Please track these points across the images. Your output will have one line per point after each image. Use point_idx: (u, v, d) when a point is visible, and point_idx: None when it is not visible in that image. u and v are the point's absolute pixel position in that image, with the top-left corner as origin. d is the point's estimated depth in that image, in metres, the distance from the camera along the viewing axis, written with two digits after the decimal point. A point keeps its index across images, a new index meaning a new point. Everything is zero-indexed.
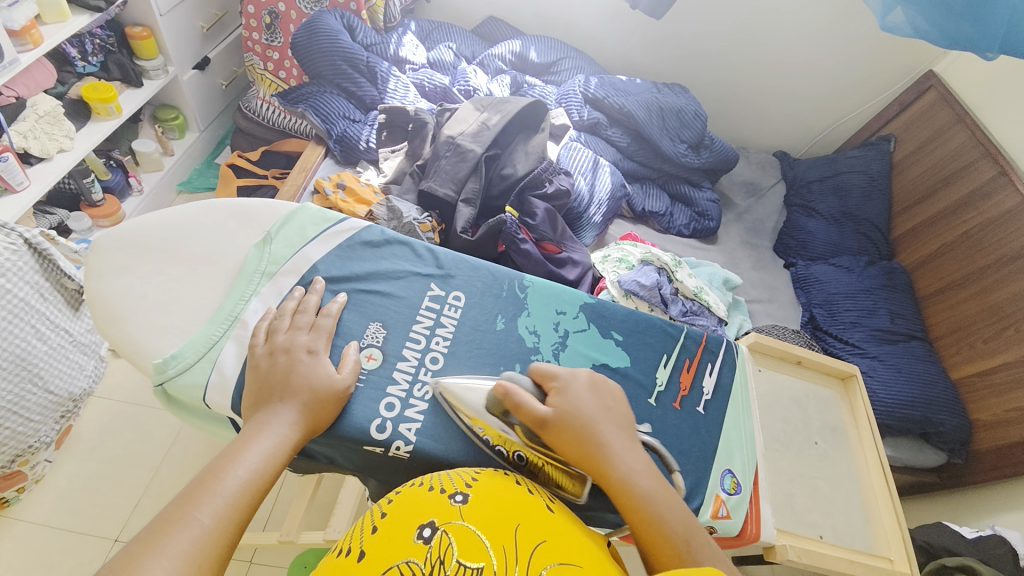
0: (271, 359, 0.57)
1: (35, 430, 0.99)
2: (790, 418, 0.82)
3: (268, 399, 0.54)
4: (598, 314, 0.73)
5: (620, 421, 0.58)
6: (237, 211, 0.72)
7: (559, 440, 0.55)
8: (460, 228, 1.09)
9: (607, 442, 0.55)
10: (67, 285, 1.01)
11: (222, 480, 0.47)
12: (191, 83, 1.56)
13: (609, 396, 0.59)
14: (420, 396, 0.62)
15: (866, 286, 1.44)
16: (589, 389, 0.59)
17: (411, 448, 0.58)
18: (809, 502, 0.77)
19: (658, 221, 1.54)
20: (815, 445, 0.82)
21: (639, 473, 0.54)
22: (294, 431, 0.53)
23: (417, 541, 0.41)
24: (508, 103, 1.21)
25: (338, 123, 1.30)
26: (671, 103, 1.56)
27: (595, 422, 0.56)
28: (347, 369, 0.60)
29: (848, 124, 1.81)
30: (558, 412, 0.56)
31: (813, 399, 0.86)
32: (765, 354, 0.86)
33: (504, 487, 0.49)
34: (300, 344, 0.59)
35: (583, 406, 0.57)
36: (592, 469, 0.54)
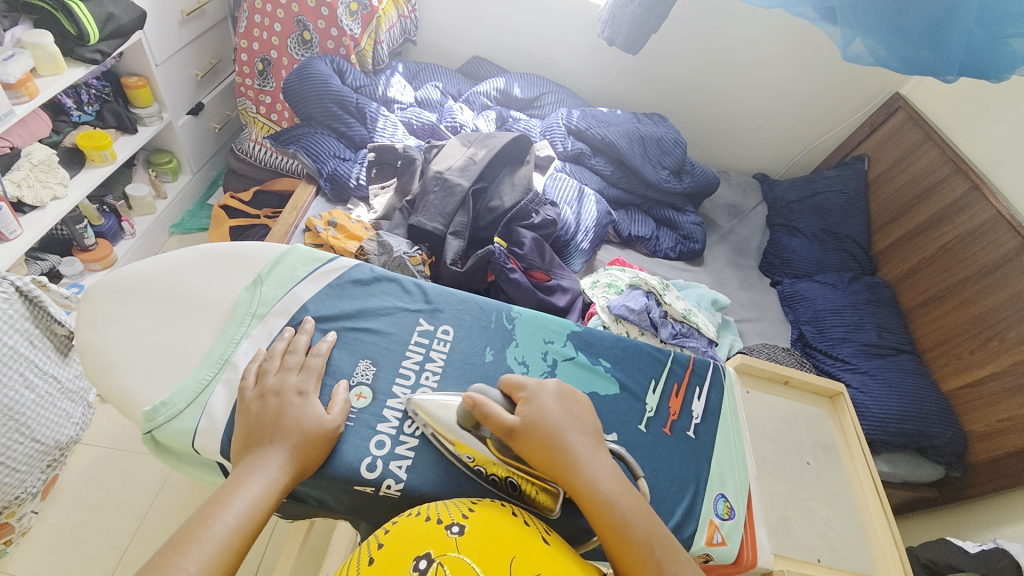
0: (261, 403, 0.57)
1: (21, 480, 0.97)
2: (781, 439, 0.83)
3: (258, 442, 0.54)
4: (585, 341, 0.73)
5: (587, 428, 0.58)
6: (228, 255, 0.73)
7: (527, 447, 0.56)
8: (450, 261, 1.11)
9: (572, 448, 0.55)
10: (57, 331, 1.01)
11: (209, 528, 0.47)
12: (185, 128, 1.60)
13: (576, 405, 0.60)
14: (410, 432, 0.62)
15: (853, 301, 1.47)
16: (558, 397, 0.60)
17: (402, 486, 0.58)
18: (806, 524, 0.76)
19: (645, 244, 1.57)
20: (808, 465, 0.82)
21: (604, 478, 0.54)
22: (283, 473, 0.53)
23: (412, 572, 0.41)
24: (494, 138, 1.25)
25: (329, 162, 1.33)
26: (651, 132, 1.61)
27: (560, 429, 0.56)
28: (337, 408, 0.60)
29: (823, 145, 1.88)
30: (526, 421, 0.57)
31: (803, 418, 0.86)
32: (753, 375, 0.87)
33: (499, 518, 0.49)
34: (290, 385, 0.59)
35: (550, 414, 0.58)
36: (556, 474, 0.55)
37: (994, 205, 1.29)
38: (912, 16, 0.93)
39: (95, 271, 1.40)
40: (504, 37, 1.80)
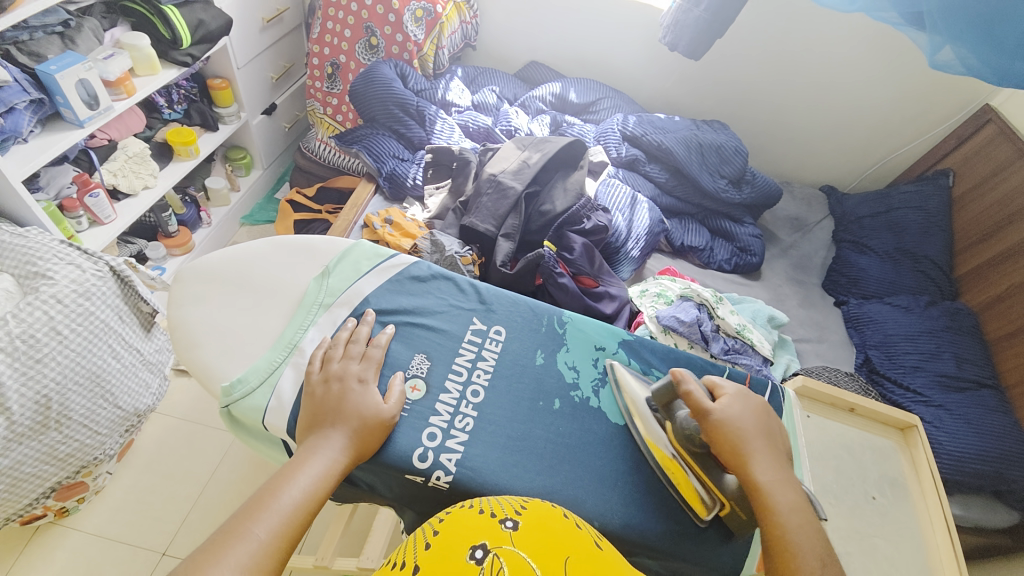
0: (325, 387, 0.61)
1: (102, 442, 1.06)
2: (844, 470, 0.77)
3: (321, 424, 0.58)
4: (638, 349, 0.73)
5: (773, 442, 0.60)
6: (300, 246, 0.78)
7: (713, 438, 0.59)
8: (500, 262, 1.12)
9: (756, 452, 0.57)
10: (142, 308, 1.10)
11: (278, 499, 0.50)
12: (259, 127, 1.72)
13: (771, 420, 0.61)
14: (461, 427, 0.63)
15: (928, 327, 1.36)
16: (754, 407, 0.62)
17: (451, 479, 0.59)
18: (869, 564, 0.71)
19: (698, 255, 1.53)
20: (873, 500, 0.76)
21: (781, 488, 0.55)
22: (343, 455, 0.55)
23: (469, 561, 0.42)
24: (549, 142, 1.25)
25: (388, 162, 1.38)
26: (711, 139, 1.56)
27: (752, 435, 0.58)
28: (393, 398, 0.62)
29: (900, 158, 1.76)
30: (723, 413, 0.59)
31: (869, 450, 0.80)
32: (814, 400, 0.83)
33: (553, 517, 0.49)
34: (352, 373, 0.62)
35: (744, 420, 0.60)
36: (736, 468, 0.57)
37: None
38: (1006, 25, 0.84)
39: (176, 256, 1.53)
40: (562, 41, 1.80)
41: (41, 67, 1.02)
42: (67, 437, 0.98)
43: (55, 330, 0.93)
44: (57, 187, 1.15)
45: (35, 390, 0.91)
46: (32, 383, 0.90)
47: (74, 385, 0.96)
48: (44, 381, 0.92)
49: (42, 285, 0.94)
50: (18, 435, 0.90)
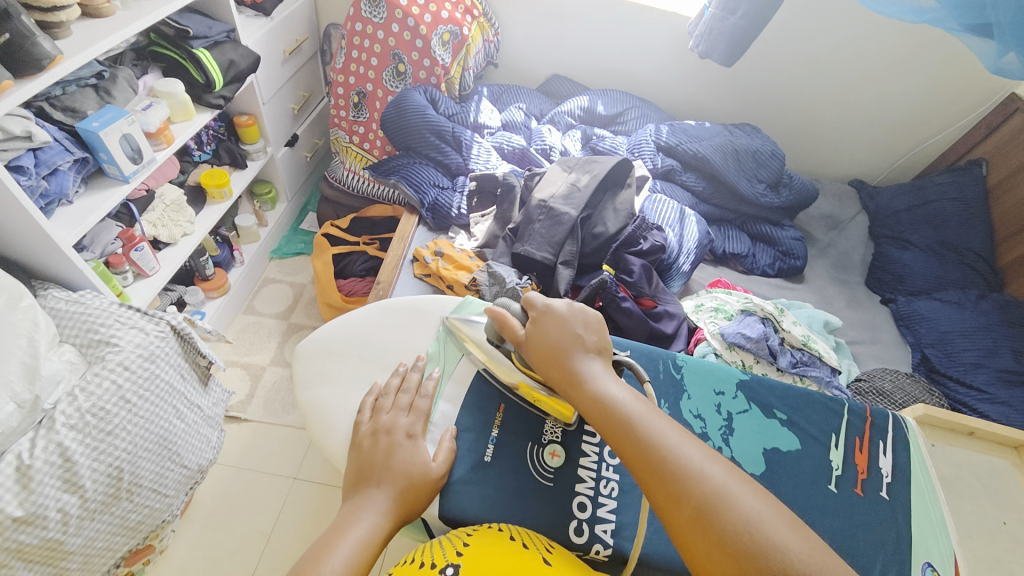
0: (373, 440, 0.58)
1: (169, 504, 1.01)
2: (975, 498, 0.75)
3: (365, 483, 0.54)
4: (756, 390, 0.67)
5: (590, 344, 0.61)
6: (410, 308, 0.76)
7: (534, 359, 0.61)
8: (563, 291, 1.11)
9: (571, 360, 0.59)
10: (200, 362, 1.07)
11: (319, 573, 0.45)
12: (283, 161, 1.69)
13: (581, 319, 0.62)
14: (607, 493, 0.61)
15: (983, 322, 1.35)
16: (565, 315, 0.63)
17: (611, 551, 0.57)
18: None
19: (741, 262, 1.51)
20: (1004, 525, 0.74)
21: (602, 384, 0.56)
22: (386, 519, 0.51)
23: None
24: (596, 163, 1.24)
25: (430, 191, 1.35)
26: (746, 145, 1.55)
27: (563, 339, 0.60)
28: (441, 456, 0.59)
29: (930, 148, 1.75)
30: (532, 332, 0.62)
31: (992, 473, 0.78)
32: (935, 426, 0.80)
33: (493, 548, 0.49)
34: (400, 426, 0.59)
35: (554, 332, 0.61)
36: (558, 380, 0.59)
37: None
38: None
39: (214, 299, 1.50)
40: (584, 53, 1.78)
41: (83, 124, 0.99)
42: (136, 505, 0.93)
43: (124, 399, 0.89)
44: (102, 245, 1.12)
45: (107, 464, 0.86)
46: (104, 457, 0.86)
47: (142, 452, 0.92)
48: (114, 453, 0.87)
49: (108, 353, 0.91)
50: (90, 513, 0.85)
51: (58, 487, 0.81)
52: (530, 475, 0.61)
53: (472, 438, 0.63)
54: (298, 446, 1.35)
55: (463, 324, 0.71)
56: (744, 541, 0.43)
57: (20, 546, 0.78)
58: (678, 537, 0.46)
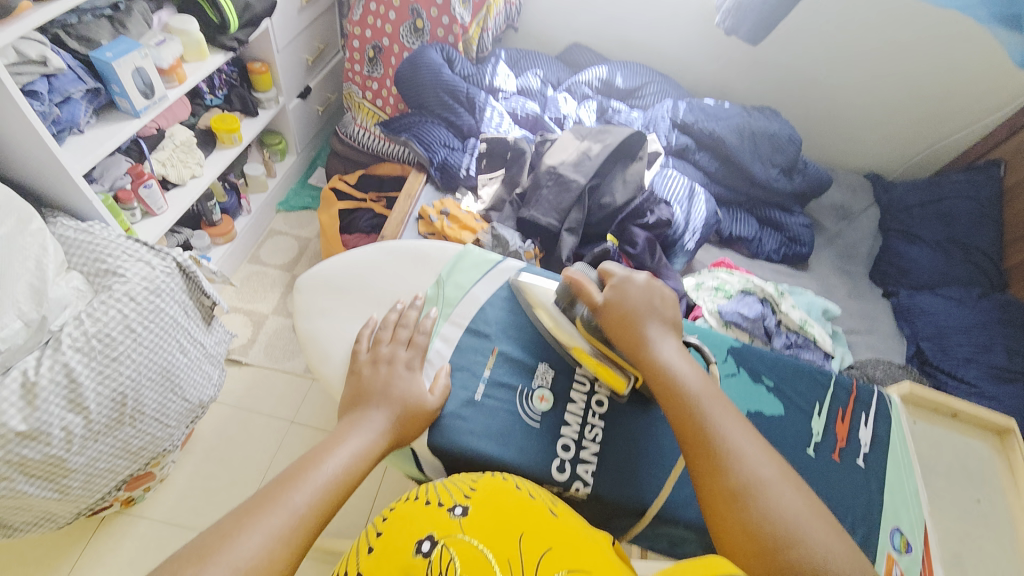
0: (373, 368, 0.60)
1: (171, 435, 1.04)
2: (952, 476, 0.76)
3: (363, 403, 0.57)
4: (745, 358, 0.68)
5: (664, 317, 0.62)
6: (412, 252, 0.77)
7: (608, 324, 0.62)
8: (565, 257, 1.11)
9: (645, 328, 0.60)
10: (204, 302, 1.09)
11: (319, 471, 0.48)
12: (294, 112, 1.68)
13: (659, 295, 0.64)
14: (591, 438, 0.63)
15: (981, 320, 1.36)
16: (645, 286, 0.64)
17: (590, 490, 0.60)
18: (978, 561, 0.72)
19: (746, 246, 1.51)
20: (977, 503, 0.76)
21: (669, 351, 0.58)
22: (382, 438, 0.54)
23: (417, 556, 0.43)
24: (609, 132, 1.22)
25: (439, 151, 1.33)
26: (764, 126, 1.53)
27: (639, 311, 0.61)
28: (438, 390, 0.62)
29: (951, 146, 1.71)
30: (611, 297, 0.63)
31: (970, 454, 0.79)
32: (918, 406, 0.80)
33: (501, 492, 0.51)
34: (400, 358, 0.62)
35: (632, 301, 0.62)
36: (626, 347, 0.60)
37: None
38: None
39: (220, 245, 1.51)
40: (607, 22, 1.73)
41: (94, 53, 0.99)
42: (139, 432, 0.96)
43: (129, 327, 0.92)
44: (110, 179, 1.13)
45: (112, 388, 0.89)
46: (109, 381, 0.89)
47: (146, 381, 0.95)
48: (119, 378, 0.90)
49: (115, 282, 0.93)
50: (94, 434, 0.89)
51: (63, 405, 0.84)
52: (519, 416, 0.64)
53: (464, 379, 0.65)
54: (297, 391, 1.38)
55: (530, 285, 0.72)
56: (781, 525, 0.45)
57: (23, 459, 0.82)
58: (712, 507, 0.49)
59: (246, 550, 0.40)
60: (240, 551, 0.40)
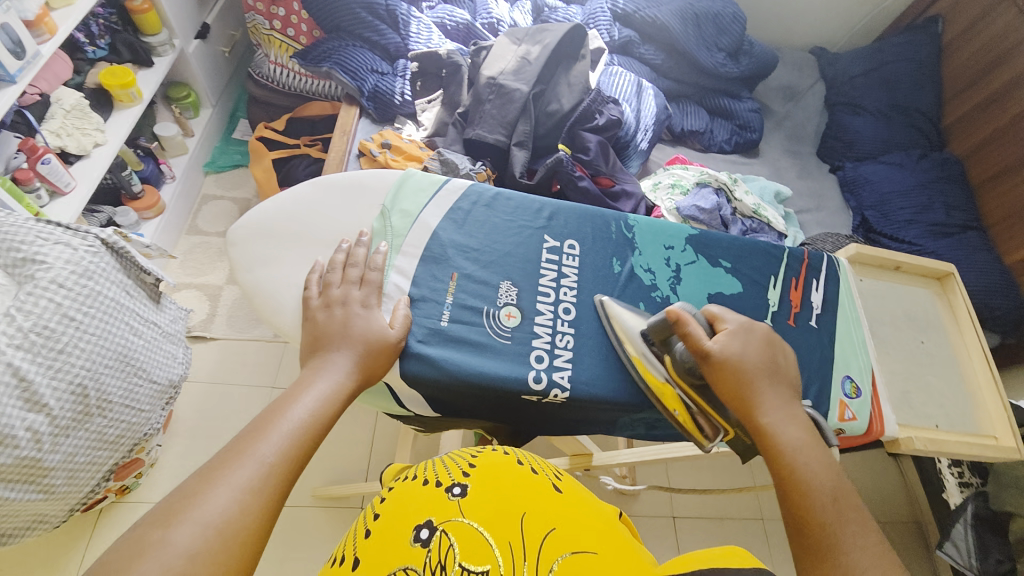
0: (327, 312, 0.59)
1: (147, 418, 1.02)
2: (896, 323, 0.81)
3: (322, 348, 0.56)
4: (703, 243, 0.71)
5: (783, 381, 0.58)
6: (349, 184, 0.72)
7: (717, 375, 0.57)
8: (518, 173, 1.08)
9: (761, 393, 0.55)
10: (146, 279, 1.02)
11: (286, 420, 0.48)
12: (196, 56, 1.49)
13: (779, 355, 0.59)
14: (563, 345, 0.65)
15: (920, 181, 1.43)
16: (762, 343, 0.59)
17: (567, 395, 0.62)
18: (924, 396, 0.76)
19: (699, 139, 1.50)
20: (922, 344, 0.80)
21: (786, 426, 0.53)
22: (348, 378, 0.54)
23: (414, 544, 0.42)
24: (547, 31, 1.14)
25: (368, 78, 1.21)
26: (707, 8, 1.45)
27: (758, 372, 0.56)
28: (399, 323, 0.61)
29: (890, 7, 1.71)
30: (725, 351, 0.57)
31: (912, 300, 0.83)
32: (864, 264, 0.84)
33: (504, 468, 0.50)
34: (354, 298, 0.60)
35: (746, 352, 0.58)
36: (740, 409, 0.55)
37: None
38: None
39: (151, 219, 1.40)
40: None
41: None
42: (112, 420, 0.94)
43: (68, 316, 0.86)
44: (3, 159, 1.00)
45: (68, 381, 0.85)
46: (63, 374, 0.85)
47: (104, 367, 0.90)
48: (73, 370, 0.86)
49: (36, 271, 0.85)
50: (63, 429, 0.86)
51: (20, 406, 0.80)
52: (489, 335, 0.64)
53: (429, 307, 0.64)
54: (271, 356, 1.36)
55: (618, 314, 0.65)
56: None
57: None
58: None
59: (217, 506, 0.39)
60: (209, 507, 0.39)
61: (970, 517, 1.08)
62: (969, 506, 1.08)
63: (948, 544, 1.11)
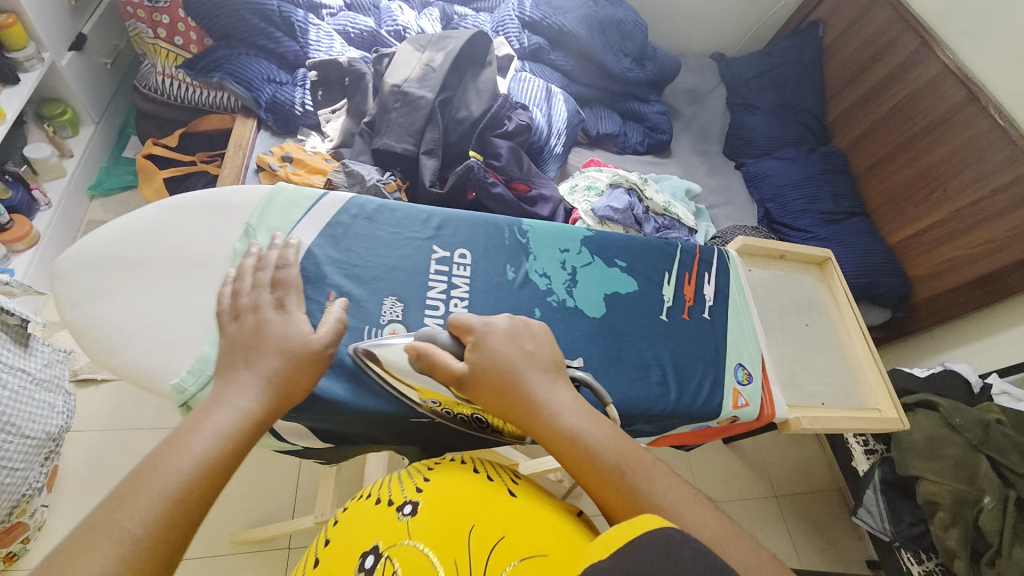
0: (239, 323, 0.56)
1: (23, 479, 0.89)
2: (783, 308, 0.86)
3: (233, 363, 0.52)
4: (600, 244, 0.75)
5: (543, 361, 0.56)
6: (206, 205, 0.73)
7: (481, 395, 0.55)
8: (428, 182, 1.06)
9: (534, 386, 0.53)
10: (9, 321, 0.89)
11: (166, 474, 0.40)
12: (71, 69, 1.35)
13: (527, 335, 0.57)
14: None
15: (811, 173, 1.56)
16: (506, 333, 0.57)
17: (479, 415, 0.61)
18: (810, 376, 0.82)
19: (613, 142, 1.54)
20: (806, 326, 0.86)
21: (564, 410, 0.51)
22: (257, 405, 0.48)
23: (359, 571, 0.43)
24: (450, 37, 1.13)
25: (265, 88, 1.14)
26: (610, 15, 1.51)
27: (514, 368, 0.54)
28: (326, 328, 0.59)
29: (776, 15, 1.86)
30: (475, 364, 0.55)
31: (796, 285, 0.90)
32: (752, 255, 0.89)
33: (457, 483, 0.52)
34: (264, 302, 0.58)
35: (503, 350, 0.56)
36: (517, 419, 0.53)
37: (943, 60, 1.35)
38: None
39: (23, 252, 1.24)
40: None
41: None
42: None
43: None
44: None
45: None
46: None
47: None
48: None
49: None
50: None
51: None
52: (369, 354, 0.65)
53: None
54: None
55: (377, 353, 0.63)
56: None
57: None
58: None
59: None
60: None
61: (878, 483, 1.14)
62: (876, 472, 1.15)
63: (862, 509, 1.17)
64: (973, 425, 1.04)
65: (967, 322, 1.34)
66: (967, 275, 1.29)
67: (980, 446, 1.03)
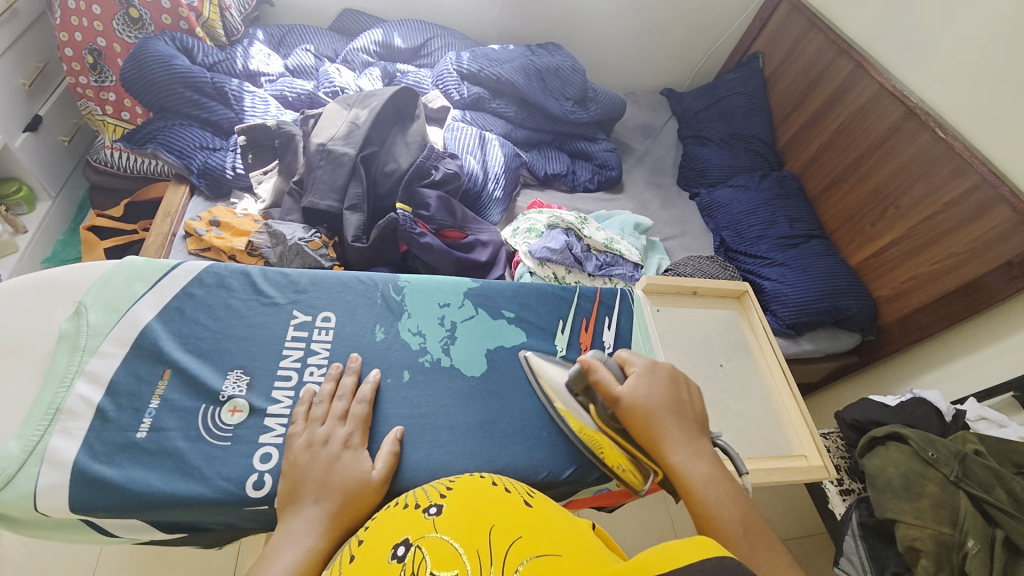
0: (310, 453, 0.61)
1: None
2: (695, 349, 0.89)
3: (298, 500, 0.57)
4: (482, 297, 0.83)
5: (689, 417, 0.65)
6: (39, 285, 0.70)
7: (630, 423, 0.64)
8: (352, 237, 1.04)
9: (669, 433, 0.62)
10: None
11: None
12: (25, 149, 1.38)
13: (681, 391, 0.67)
14: None
15: (764, 199, 1.53)
16: (663, 383, 0.67)
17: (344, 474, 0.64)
18: (723, 421, 0.83)
19: (563, 181, 1.54)
20: (721, 366, 0.89)
21: (695, 463, 0.60)
22: (319, 540, 0.53)
23: (391, 560, 0.41)
24: (375, 94, 1.15)
25: (196, 155, 1.17)
26: (547, 62, 1.54)
27: (661, 411, 0.64)
28: (382, 464, 0.62)
29: (719, 50, 1.90)
30: (632, 396, 0.65)
31: (714, 324, 0.93)
32: (663, 294, 0.93)
33: (479, 489, 0.50)
34: (337, 437, 0.63)
35: (652, 392, 0.66)
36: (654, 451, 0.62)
37: (877, 80, 1.35)
38: None
39: None
40: None
41: None
42: None
43: None
44: None
45: None
46: None
47: None
48: None
49: None
50: None
51: None
52: (204, 435, 0.64)
53: (127, 417, 0.64)
54: None
55: (540, 366, 0.75)
56: None
57: None
58: None
59: None
60: None
61: (857, 527, 1.05)
62: (853, 515, 1.06)
63: (843, 559, 1.07)
64: (950, 458, 0.95)
65: (941, 341, 1.26)
66: (931, 294, 1.22)
67: (959, 481, 0.93)
